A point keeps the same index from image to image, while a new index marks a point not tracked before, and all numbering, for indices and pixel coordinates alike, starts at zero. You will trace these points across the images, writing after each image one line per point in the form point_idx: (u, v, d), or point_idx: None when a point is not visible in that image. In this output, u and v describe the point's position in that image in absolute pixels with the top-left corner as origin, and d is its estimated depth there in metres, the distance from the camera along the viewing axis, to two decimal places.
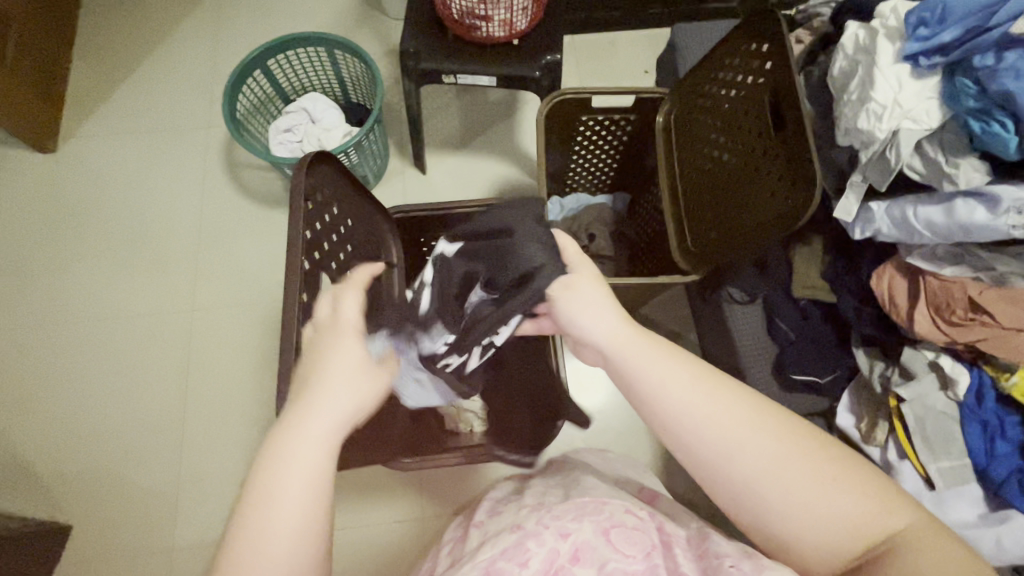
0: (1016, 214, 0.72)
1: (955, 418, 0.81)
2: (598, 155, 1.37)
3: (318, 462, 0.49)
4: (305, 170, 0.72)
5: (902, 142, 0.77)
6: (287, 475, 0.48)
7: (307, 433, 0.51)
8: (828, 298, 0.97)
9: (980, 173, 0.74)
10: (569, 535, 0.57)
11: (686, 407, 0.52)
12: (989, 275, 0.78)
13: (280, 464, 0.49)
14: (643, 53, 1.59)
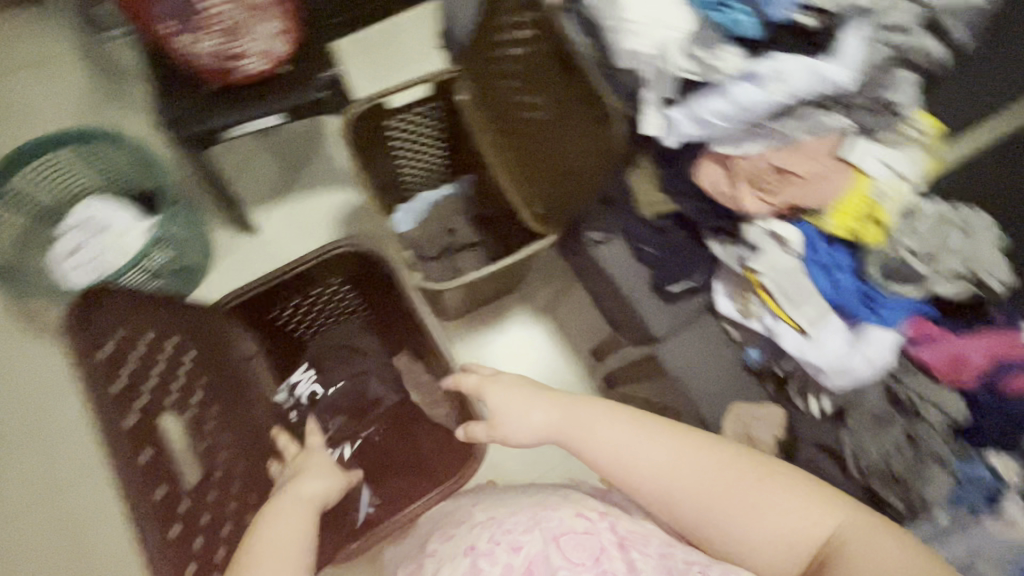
0: (775, 83, 0.78)
1: (798, 269, 0.89)
2: (424, 149, 1.33)
3: (297, 526, 0.70)
4: (71, 314, 0.72)
5: (667, 54, 0.85)
6: (269, 538, 0.67)
7: (273, 510, 0.71)
8: (672, 207, 1.03)
9: (737, 57, 0.81)
10: (522, 549, 0.67)
11: (622, 446, 0.73)
12: (781, 139, 0.86)
13: (264, 528, 0.69)
14: (428, 33, 1.52)
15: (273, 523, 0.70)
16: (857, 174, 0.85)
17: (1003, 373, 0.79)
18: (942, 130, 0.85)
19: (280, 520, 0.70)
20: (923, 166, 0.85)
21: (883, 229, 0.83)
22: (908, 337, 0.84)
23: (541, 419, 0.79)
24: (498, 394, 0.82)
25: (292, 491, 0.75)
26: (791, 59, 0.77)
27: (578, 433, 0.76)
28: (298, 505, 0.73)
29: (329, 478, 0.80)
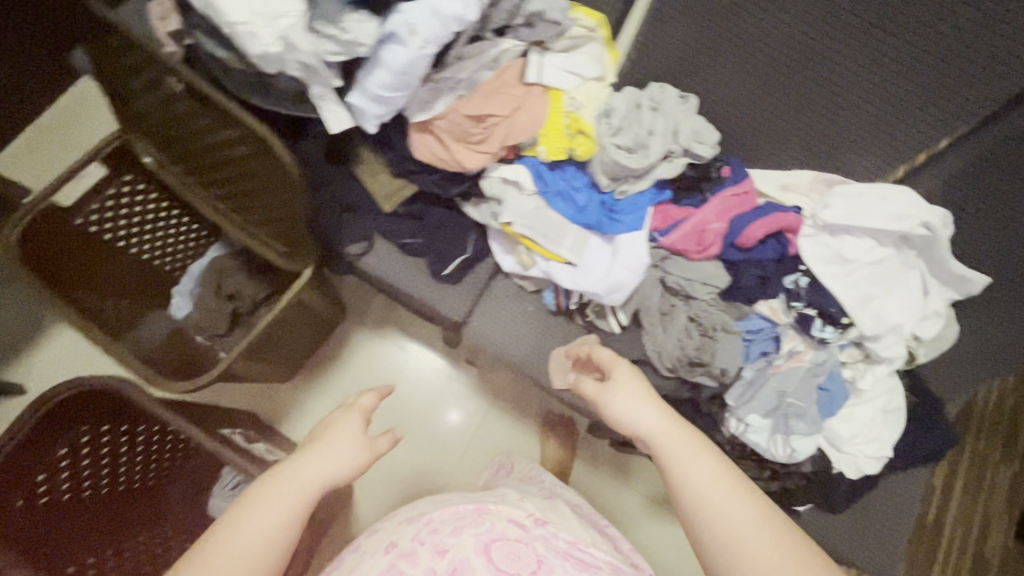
0: (412, 36, 0.70)
1: (540, 206, 0.86)
2: (155, 228, 1.13)
3: (291, 504, 0.55)
4: None
5: (296, 44, 0.72)
6: (254, 517, 0.52)
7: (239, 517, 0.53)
8: (413, 189, 0.95)
9: (366, 23, 0.71)
10: (447, 552, 0.65)
11: (690, 460, 0.57)
12: (463, 86, 0.80)
13: (261, 500, 0.54)
14: (93, 100, 1.24)
15: (256, 518, 0.53)
16: (549, 92, 0.82)
17: (737, 228, 0.82)
18: (604, 20, 0.82)
19: (276, 499, 0.54)
20: (603, 60, 0.82)
21: (592, 139, 0.81)
22: (655, 229, 0.84)
23: (648, 419, 0.63)
24: (617, 389, 0.67)
25: (330, 439, 0.62)
26: (414, 9, 0.68)
27: (659, 434, 0.61)
28: (319, 479, 0.58)
29: (355, 448, 0.62)
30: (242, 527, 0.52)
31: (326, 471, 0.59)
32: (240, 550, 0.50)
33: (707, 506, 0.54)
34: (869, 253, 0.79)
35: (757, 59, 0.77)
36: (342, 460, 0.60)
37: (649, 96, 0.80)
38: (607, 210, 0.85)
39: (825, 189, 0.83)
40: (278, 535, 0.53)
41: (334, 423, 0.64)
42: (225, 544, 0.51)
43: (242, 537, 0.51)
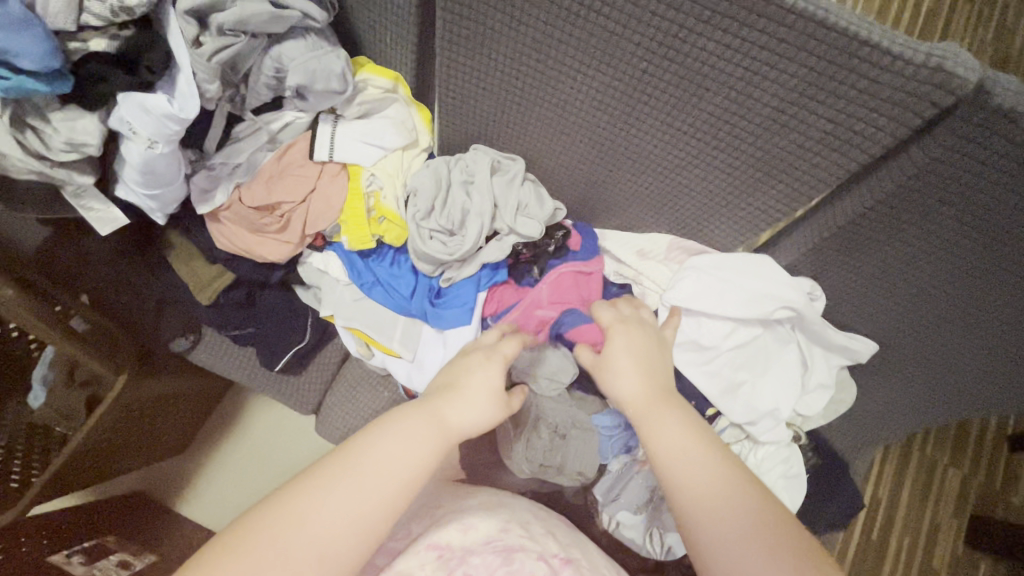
0: (134, 136, 0.57)
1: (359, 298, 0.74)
2: None
3: (427, 442, 0.48)
4: None
5: (5, 152, 0.59)
6: (382, 451, 0.46)
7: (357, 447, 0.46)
8: (232, 275, 0.82)
9: (84, 120, 0.58)
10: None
11: (660, 415, 0.50)
12: (240, 172, 0.67)
13: (393, 429, 0.48)
14: None
15: (388, 448, 0.46)
16: (347, 168, 0.69)
17: (568, 321, 0.68)
18: (399, 78, 0.69)
19: (395, 437, 0.47)
20: (414, 122, 0.70)
21: (397, 223, 0.69)
22: (490, 315, 0.73)
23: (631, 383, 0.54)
24: (617, 340, 0.57)
25: (461, 380, 0.52)
26: (125, 103, 0.55)
27: (638, 408, 0.52)
28: (449, 427, 0.49)
29: (495, 389, 0.52)
30: (370, 450, 0.46)
31: (471, 424, 0.51)
32: (330, 512, 0.42)
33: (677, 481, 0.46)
34: (731, 336, 0.68)
35: (572, 125, 0.63)
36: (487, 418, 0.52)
37: (460, 169, 0.68)
38: (433, 297, 0.73)
39: (683, 258, 0.71)
40: (381, 502, 0.44)
41: (470, 356, 0.56)
42: (273, 528, 0.41)
43: (312, 516, 0.42)
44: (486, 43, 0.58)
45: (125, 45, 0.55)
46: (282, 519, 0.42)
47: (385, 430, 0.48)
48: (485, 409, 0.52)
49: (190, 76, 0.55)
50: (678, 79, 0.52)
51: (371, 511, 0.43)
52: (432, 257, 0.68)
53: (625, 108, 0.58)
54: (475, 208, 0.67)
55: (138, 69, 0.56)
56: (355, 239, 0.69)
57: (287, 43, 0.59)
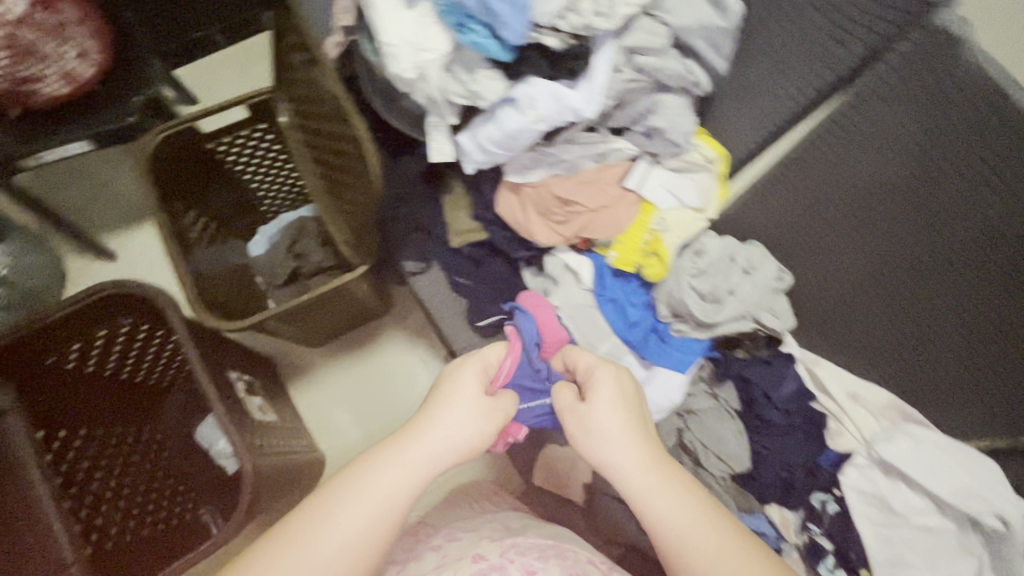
0: (530, 111, 0.72)
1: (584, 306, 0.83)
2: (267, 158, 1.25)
3: (400, 480, 0.57)
4: None
5: (430, 77, 0.76)
6: (373, 486, 0.56)
7: (343, 485, 0.56)
8: (483, 235, 0.96)
9: (497, 81, 0.74)
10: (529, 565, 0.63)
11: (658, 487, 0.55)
12: (562, 167, 0.80)
13: (371, 470, 0.57)
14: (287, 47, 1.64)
15: (372, 488, 0.56)
16: (642, 203, 0.80)
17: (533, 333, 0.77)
18: (725, 155, 0.79)
19: (378, 480, 0.56)
20: (709, 195, 0.79)
21: (664, 264, 0.77)
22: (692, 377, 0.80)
23: (598, 427, 0.59)
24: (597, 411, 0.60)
25: (443, 399, 0.62)
26: (543, 85, 0.70)
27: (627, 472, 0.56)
28: (425, 453, 0.59)
29: (469, 405, 0.62)
30: (361, 489, 0.56)
31: (451, 448, 0.60)
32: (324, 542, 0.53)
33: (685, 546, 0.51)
34: (921, 515, 0.68)
35: (858, 253, 0.74)
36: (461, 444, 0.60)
37: (744, 256, 0.76)
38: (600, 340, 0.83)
39: (897, 418, 0.74)
40: (382, 520, 0.55)
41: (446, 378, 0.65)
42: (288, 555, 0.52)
43: (320, 535, 0.53)
44: (831, 162, 0.73)
45: (567, 46, 0.69)
46: (307, 541, 0.53)
47: (364, 476, 0.57)
48: (466, 430, 0.61)
49: (599, 91, 0.68)
50: (1000, 259, 0.61)
51: (374, 529, 0.54)
52: (686, 306, 0.76)
53: (925, 265, 0.68)
54: (740, 291, 0.75)
55: (560, 67, 0.71)
56: (633, 250, 0.79)
57: (668, 95, 0.72)
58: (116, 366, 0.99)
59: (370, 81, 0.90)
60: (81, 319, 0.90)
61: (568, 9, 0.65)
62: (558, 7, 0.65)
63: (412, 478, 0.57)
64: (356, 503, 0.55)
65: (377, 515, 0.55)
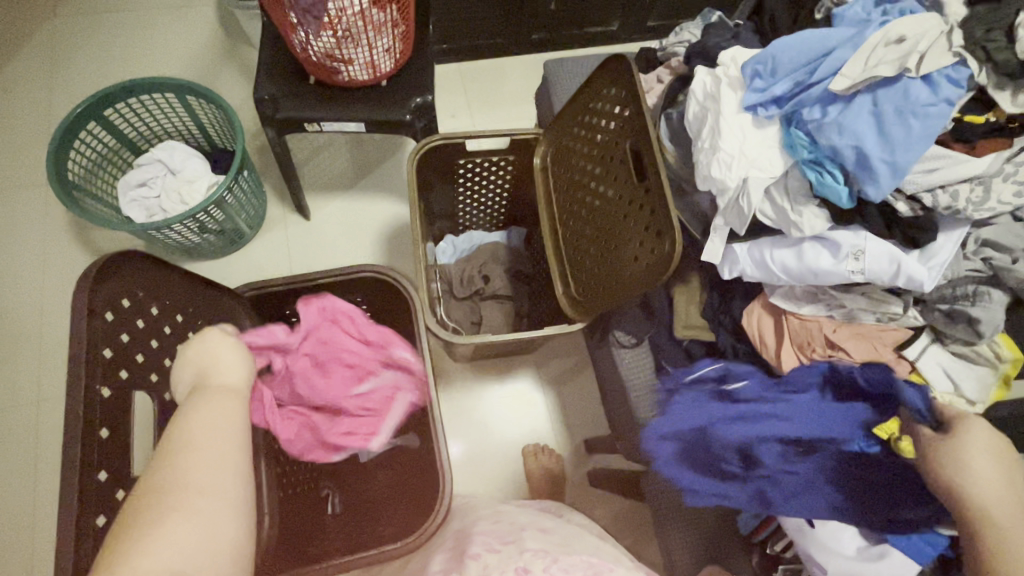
0: (853, 261, 0.74)
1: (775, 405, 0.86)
2: (493, 180, 1.31)
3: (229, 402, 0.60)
4: (109, 255, 0.62)
5: (750, 191, 0.78)
6: (202, 427, 0.55)
7: (180, 437, 0.54)
8: (710, 336, 0.97)
9: (820, 220, 0.76)
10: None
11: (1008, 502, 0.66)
12: (841, 312, 0.81)
13: (202, 412, 0.57)
14: (508, 86, 1.82)
15: (205, 418, 0.56)
16: (914, 376, 0.79)
17: None
18: (1020, 360, 0.77)
19: (206, 413, 0.57)
20: (989, 392, 0.77)
21: None
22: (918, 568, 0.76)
23: (974, 460, 0.68)
24: (973, 444, 0.70)
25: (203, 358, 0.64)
26: (875, 242, 0.72)
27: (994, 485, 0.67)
28: (225, 389, 0.62)
29: (235, 351, 0.66)
30: (195, 424, 0.56)
31: (234, 375, 0.64)
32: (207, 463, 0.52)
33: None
34: None
35: None
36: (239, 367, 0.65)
37: None
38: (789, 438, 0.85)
39: None
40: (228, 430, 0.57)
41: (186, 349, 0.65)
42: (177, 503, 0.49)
43: (186, 468, 0.51)
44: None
45: (914, 214, 0.70)
46: (171, 500, 0.49)
47: (184, 424, 0.56)
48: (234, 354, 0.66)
49: (939, 267, 0.70)
50: None
51: (234, 446, 0.56)
52: None
53: None
54: None
55: (898, 231, 0.72)
56: (903, 418, 0.79)
57: (997, 290, 0.72)
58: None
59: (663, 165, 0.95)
60: (330, 284, 0.94)
61: (940, 187, 0.67)
62: (934, 182, 0.67)
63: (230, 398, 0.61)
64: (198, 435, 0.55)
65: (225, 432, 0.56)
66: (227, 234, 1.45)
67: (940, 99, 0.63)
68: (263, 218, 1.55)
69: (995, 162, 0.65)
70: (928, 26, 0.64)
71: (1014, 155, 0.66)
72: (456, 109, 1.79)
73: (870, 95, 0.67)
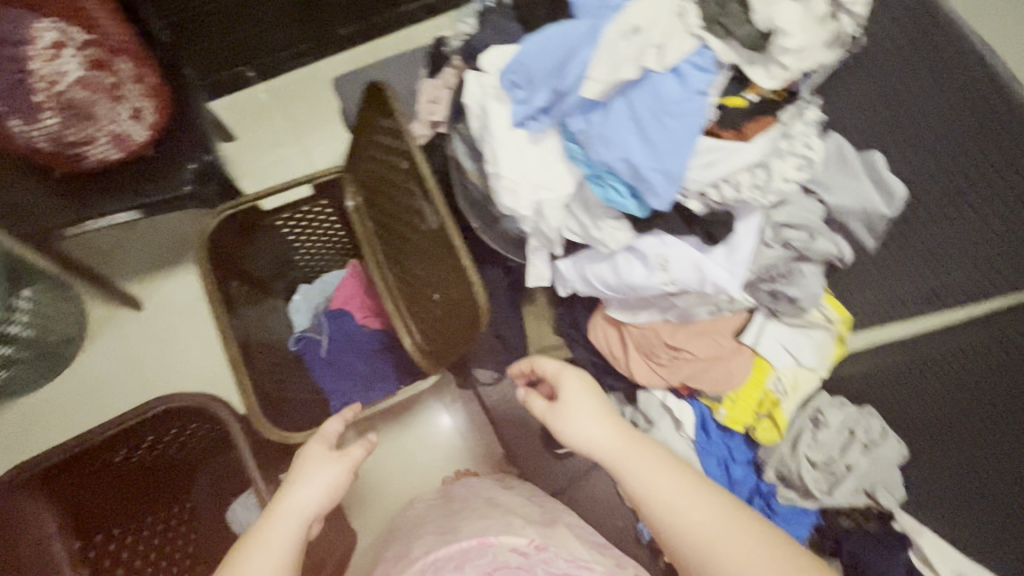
0: (661, 272, 0.67)
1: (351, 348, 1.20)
2: (316, 227, 1.18)
3: (285, 535, 0.64)
4: None
5: (545, 215, 0.71)
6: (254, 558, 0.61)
7: (243, 552, 0.62)
8: (568, 353, 0.91)
9: (622, 231, 0.69)
10: None
11: (631, 459, 0.64)
12: (674, 313, 0.76)
13: (266, 537, 0.63)
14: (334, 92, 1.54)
15: (259, 553, 0.61)
16: (756, 359, 0.76)
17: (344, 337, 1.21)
18: (847, 317, 0.75)
19: (261, 550, 0.61)
20: (828, 355, 0.75)
21: (778, 431, 0.74)
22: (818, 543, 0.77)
23: (592, 435, 0.68)
24: (566, 406, 0.70)
25: (304, 470, 0.70)
26: (676, 248, 0.66)
27: (613, 460, 0.66)
28: (299, 511, 0.66)
29: (329, 474, 0.70)
30: (252, 558, 0.61)
31: (317, 494, 0.68)
32: None
33: (680, 529, 0.59)
34: None
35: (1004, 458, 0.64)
36: (328, 486, 0.70)
37: (864, 431, 0.72)
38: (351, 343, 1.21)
39: None
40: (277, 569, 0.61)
41: (299, 460, 0.72)
42: None
43: None
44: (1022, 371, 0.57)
45: (709, 209, 0.64)
46: None
47: (258, 537, 0.63)
48: (325, 479, 0.70)
49: (741, 263, 0.64)
50: None
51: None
52: (805, 484, 0.73)
53: None
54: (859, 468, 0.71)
55: (699, 227, 0.66)
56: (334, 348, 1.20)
57: (807, 263, 0.67)
58: (156, 461, 0.93)
59: (466, 192, 0.85)
60: (118, 433, 0.84)
61: (723, 179, 0.61)
62: (714, 177, 0.60)
63: (296, 521, 0.65)
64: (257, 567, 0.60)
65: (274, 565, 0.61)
66: (34, 360, 1.21)
67: (690, 92, 0.56)
68: (85, 328, 1.32)
69: (767, 143, 0.60)
70: (660, 8, 0.55)
71: (786, 130, 0.60)
72: (279, 136, 1.53)
73: (623, 98, 0.59)
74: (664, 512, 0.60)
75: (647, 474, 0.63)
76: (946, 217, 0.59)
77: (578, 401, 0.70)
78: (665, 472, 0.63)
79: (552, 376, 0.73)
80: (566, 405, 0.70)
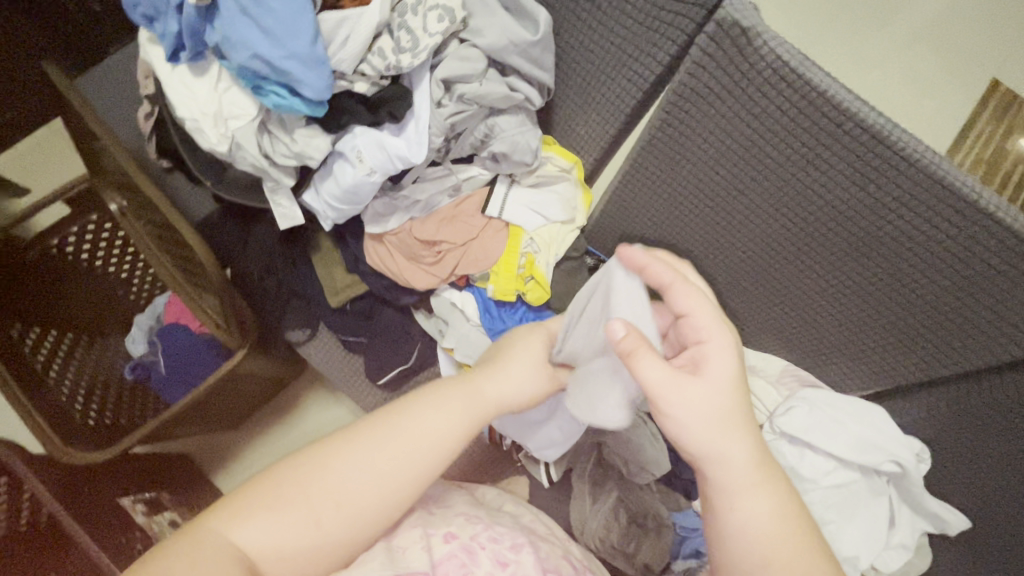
0: (360, 164, 0.66)
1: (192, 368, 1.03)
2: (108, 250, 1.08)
3: (460, 417, 0.53)
4: None
5: (241, 145, 0.67)
6: (414, 423, 0.52)
7: (415, 408, 0.53)
8: (365, 287, 0.89)
9: (317, 138, 0.66)
10: None
11: (748, 471, 0.47)
12: (419, 209, 0.75)
13: (428, 402, 0.53)
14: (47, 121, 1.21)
15: (406, 434, 0.51)
16: (510, 227, 0.76)
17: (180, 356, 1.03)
18: (578, 162, 0.76)
19: (425, 420, 0.52)
20: (576, 203, 0.77)
21: (543, 287, 0.77)
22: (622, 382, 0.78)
23: (717, 432, 0.47)
24: (708, 378, 0.48)
25: (515, 353, 0.60)
26: (364, 137, 0.65)
27: (727, 462, 0.47)
28: (489, 398, 0.56)
29: (535, 377, 0.60)
30: (413, 420, 0.52)
31: (513, 399, 0.58)
32: (356, 474, 0.49)
33: (752, 532, 0.46)
34: (829, 474, 0.70)
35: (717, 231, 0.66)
36: (524, 389, 0.59)
37: None
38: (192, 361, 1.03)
39: (794, 385, 0.74)
40: (416, 460, 0.51)
41: (506, 342, 0.62)
42: (326, 481, 0.49)
43: (342, 469, 0.49)
44: (688, 134, 0.60)
45: (378, 88, 0.63)
46: (345, 463, 0.50)
47: (417, 406, 0.53)
48: (528, 382, 0.59)
49: (427, 128, 0.63)
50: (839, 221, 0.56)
51: (402, 463, 0.50)
52: None
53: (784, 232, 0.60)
54: None
55: (381, 110, 0.64)
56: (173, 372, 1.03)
57: (503, 116, 0.68)
58: None
59: (190, 153, 0.80)
60: None
61: (367, 51, 0.60)
62: (355, 51, 0.58)
63: (469, 415, 0.54)
64: (392, 449, 0.50)
65: (404, 463, 0.50)
66: None
67: None
68: None
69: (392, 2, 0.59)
70: None
71: None
72: None
73: None
74: (746, 532, 0.46)
75: (757, 500, 0.47)
76: (588, 24, 0.62)
77: (722, 374, 0.49)
78: (781, 512, 0.47)
79: (696, 335, 0.50)
80: (708, 380, 0.48)
